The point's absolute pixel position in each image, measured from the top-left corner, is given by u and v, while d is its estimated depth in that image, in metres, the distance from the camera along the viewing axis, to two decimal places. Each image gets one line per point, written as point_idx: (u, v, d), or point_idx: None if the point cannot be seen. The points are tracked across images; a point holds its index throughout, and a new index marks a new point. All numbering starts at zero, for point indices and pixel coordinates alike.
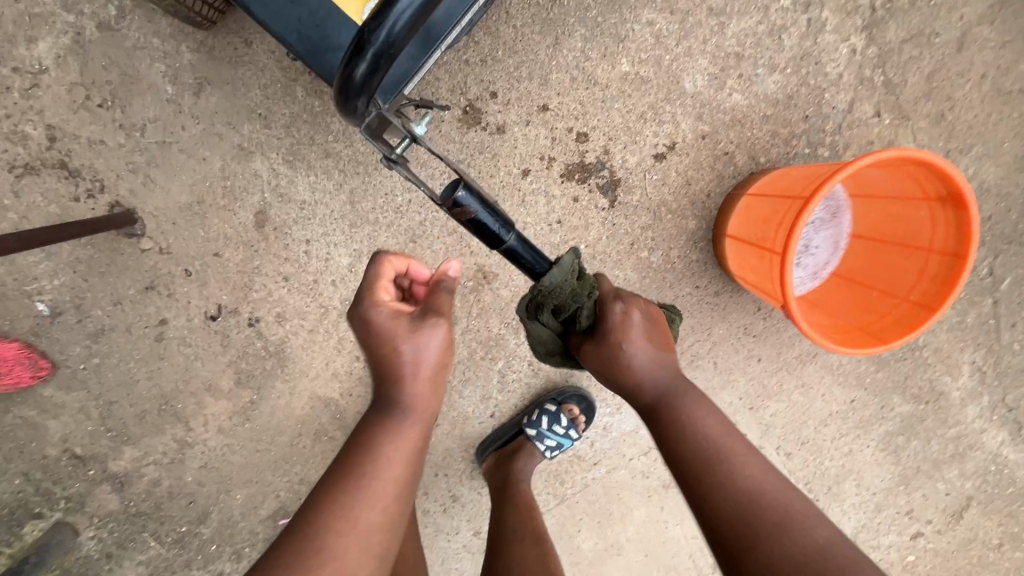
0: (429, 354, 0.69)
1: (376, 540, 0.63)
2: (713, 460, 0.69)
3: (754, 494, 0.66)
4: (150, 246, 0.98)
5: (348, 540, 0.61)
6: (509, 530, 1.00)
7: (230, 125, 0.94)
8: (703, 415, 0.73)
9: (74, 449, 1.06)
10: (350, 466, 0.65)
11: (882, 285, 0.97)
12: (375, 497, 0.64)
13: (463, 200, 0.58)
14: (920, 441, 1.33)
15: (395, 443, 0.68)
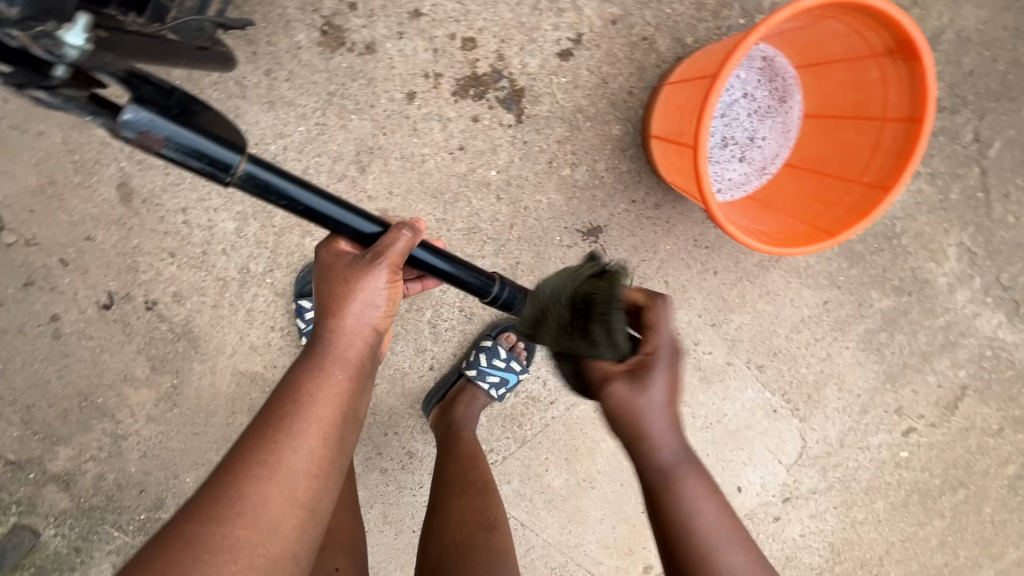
0: (375, 301, 0.59)
1: (302, 487, 0.52)
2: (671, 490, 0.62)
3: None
4: (15, 238, 0.89)
5: (271, 489, 0.51)
6: (449, 479, 0.93)
7: None
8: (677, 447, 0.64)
9: (9, 455, 1.04)
10: (277, 409, 0.55)
11: (832, 169, 0.84)
12: (304, 437, 0.54)
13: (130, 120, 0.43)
14: (906, 334, 1.22)
15: (326, 386, 0.57)
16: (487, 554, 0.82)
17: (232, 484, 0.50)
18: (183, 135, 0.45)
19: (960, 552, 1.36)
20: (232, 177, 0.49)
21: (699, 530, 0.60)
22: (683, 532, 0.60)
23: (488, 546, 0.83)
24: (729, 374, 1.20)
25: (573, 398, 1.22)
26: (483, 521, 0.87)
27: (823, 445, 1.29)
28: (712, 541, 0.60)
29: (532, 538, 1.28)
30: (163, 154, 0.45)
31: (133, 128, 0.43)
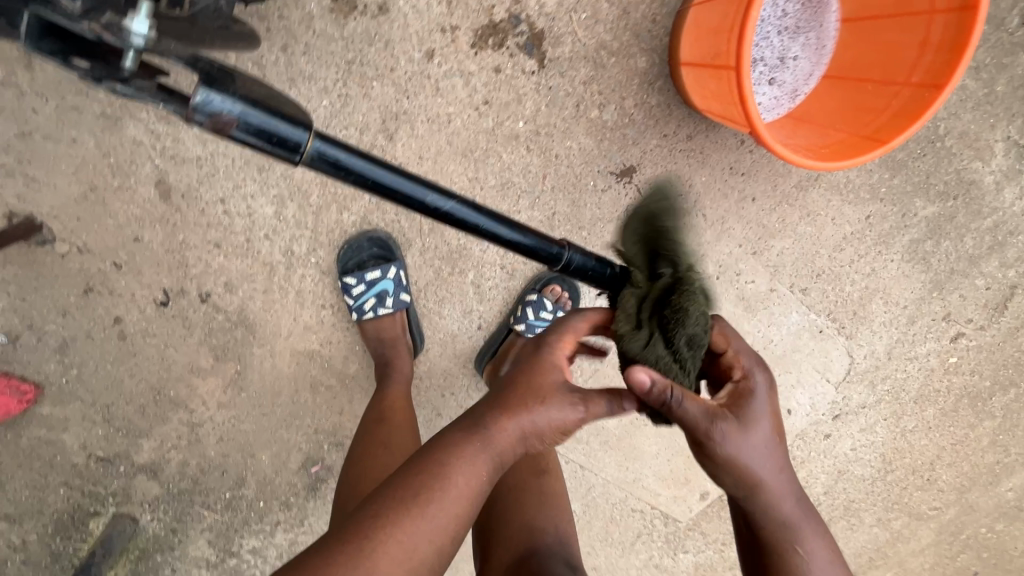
0: (555, 419, 0.60)
1: (443, 551, 0.57)
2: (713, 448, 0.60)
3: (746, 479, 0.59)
4: (67, 248, 0.91)
5: (399, 558, 0.54)
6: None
7: (83, 92, 0.82)
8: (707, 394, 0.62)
9: (98, 452, 1.11)
10: (434, 463, 0.58)
11: (876, 75, 0.80)
12: (432, 516, 0.56)
13: (202, 103, 0.41)
14: (953, 240, 1.20)
15: (468, 472, 0.58)
16: (539, 498, 0.76)
17: (380, 530, 0.54)
18: (256, 113, 0.43)
19: (1011, 449, 1.38)
20: (301, 157, 0.47)
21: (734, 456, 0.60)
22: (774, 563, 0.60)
23: (541, 490, 0.77)
24: (772, 300, 1.20)
25: None
26: (533, 467, 0.80)
27: (871, 359, 1.29)
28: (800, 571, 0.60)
29: (591, 477, 1.33)
30: (239, 135, 0.43)
31: (207, 111, 0.41)
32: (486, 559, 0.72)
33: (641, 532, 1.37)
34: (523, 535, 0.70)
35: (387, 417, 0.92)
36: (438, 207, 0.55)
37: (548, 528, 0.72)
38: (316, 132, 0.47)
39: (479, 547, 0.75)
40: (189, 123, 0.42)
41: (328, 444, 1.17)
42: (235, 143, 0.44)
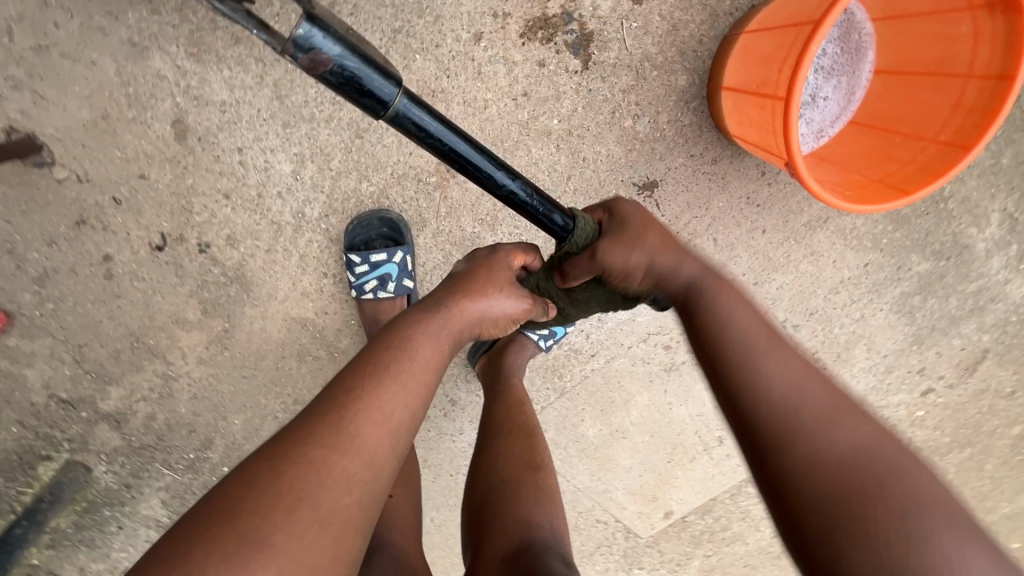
0: (494, 317, 0.70)
1: (401, 440, 0.58)
2: (789, 424, 0.52)
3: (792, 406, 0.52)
4: (66, 175, 0.86)
5: (379, 432, 0.55)
6: (498, 420, 0.86)
7: (112, 15, 0.78)
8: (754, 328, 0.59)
9: (60, 394, 1.05)
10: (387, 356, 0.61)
11: (906, 127, 0.83)
12: (396, 395, 0.58)
13: (307, 38, 0.40)
14: (939, 298, 1.25)
15: (422, 355, 0.63)
16: (535, 494, 0.75)
17: (344, 409, 0.55)
18: (353, 60, 0.42)
19: None
20: (385, 111, 0.46)
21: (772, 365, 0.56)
22: (755, 389, 0.54)
23: (536, 485, 0.76)
24: None
25: (613, 352, 1.22)
26: (529, 462, 0.80)
27: None
28: (787, 388, 0.54)
29: (562, 483, 1.33)
30: (330, 77, 0.43)
31: (307, 47, 0.40)
32: (479, 552, 0.69)
33: (602, 543, 1.38)
34: (518, 528, 0.69)
35: None
36: (501, 185, 0.56)
37: (544, 522, 0.71)
38: (405, 89, 0.46)
39: (469, 541, 0.73)
40: (284, 57, 0.41)
41: None
42: (322, 84, 0.43)
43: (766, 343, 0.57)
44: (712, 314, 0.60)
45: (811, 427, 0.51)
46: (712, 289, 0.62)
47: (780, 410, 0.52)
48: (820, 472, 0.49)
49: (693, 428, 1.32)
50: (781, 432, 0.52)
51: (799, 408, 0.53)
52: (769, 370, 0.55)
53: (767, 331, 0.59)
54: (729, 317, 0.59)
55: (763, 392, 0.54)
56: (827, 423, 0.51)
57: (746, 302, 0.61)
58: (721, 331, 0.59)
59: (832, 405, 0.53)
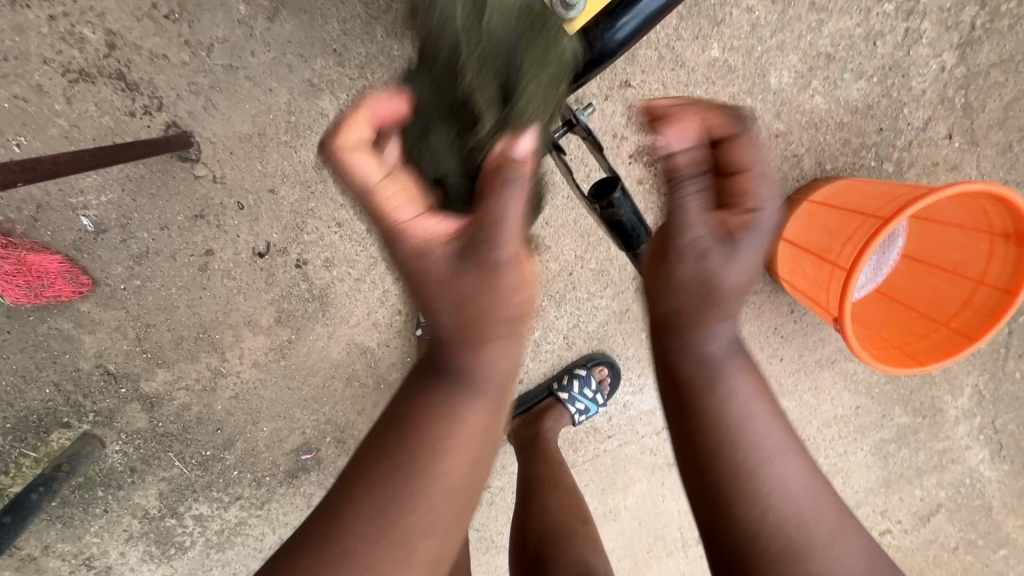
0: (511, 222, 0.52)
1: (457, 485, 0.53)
2: (795, 543, 0.54)
3: (797, 523, 0.54)
4: (204, 173, 0.94)
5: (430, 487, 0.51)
6: (543, 476, 1.00)
7: (301, 57, 0.89)
8: (754, 393, 0.58)
9: (108, 365, 1.06)
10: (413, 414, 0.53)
11: (923, 309, 1.00)
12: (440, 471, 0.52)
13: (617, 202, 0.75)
14: (910, 450, 1.40)
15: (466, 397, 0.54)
16: (587, 540, 0.88)
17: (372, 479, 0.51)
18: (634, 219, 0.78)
19: None
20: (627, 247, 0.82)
21: (774, 474, 0.55)
22: (759, 503, 0.54)
23: (588, 534, 0.89)
24: None
25: (627, 438, 1.31)
26: (583, 515, 0.94)
27: None
28: (796, 503, 0.55)
29: None
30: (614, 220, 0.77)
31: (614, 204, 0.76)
32: None
33: None
34: (579, 566, 0.81)
35: None
36: None
37: (598, 565, 0.83)
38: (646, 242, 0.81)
39: None
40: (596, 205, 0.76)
41: (330, 437, 1.18)
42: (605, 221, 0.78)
43: (784, 449, 0.57)
44: (718, 407, 0.57)
45: (809, 549, 0.54)
46: (727, 373, 0.57)
47: (788, 522, 0.54)
48: None
49: (677, 522, 1.38)
50: (789, 559, 0.53)
51: (805, 526, 0.55)
52: (775, 486, 0.55)
53: (781, 426, 0.58)
54: (743, 409, 0.57)
55: (772, 510, 0.54)
56: (819, 540, 0.55)
57: (757, 389, 0.58)
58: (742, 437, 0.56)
59: (831, 529, 0.56)
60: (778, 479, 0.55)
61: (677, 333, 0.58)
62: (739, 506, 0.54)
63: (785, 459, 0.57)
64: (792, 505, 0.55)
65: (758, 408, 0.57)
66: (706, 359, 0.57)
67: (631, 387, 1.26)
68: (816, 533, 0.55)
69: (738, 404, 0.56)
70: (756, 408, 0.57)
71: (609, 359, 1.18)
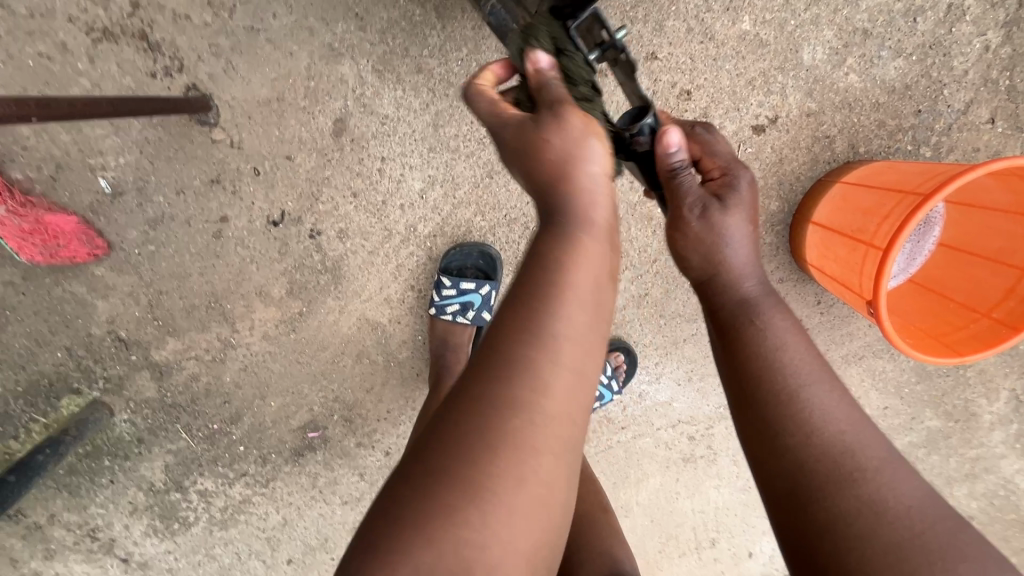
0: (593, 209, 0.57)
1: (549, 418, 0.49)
2: (846, 463, 0.53)
3: (849, 449, 0.54)
4: (222, 137, 0.94)
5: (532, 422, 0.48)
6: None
7: (323, 20, 0.88)
8: (797, 338, 0.63)
9: (119, 332, 1.06)
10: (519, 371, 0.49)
11: (961, 298, 0.95)
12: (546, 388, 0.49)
13: (647, 129, 0.64)
14: (940, 456, 1.34)
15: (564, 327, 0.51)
16: (611, 529, 0.82)
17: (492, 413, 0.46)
18: None
19: None
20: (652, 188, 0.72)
21: (817, 399, 0.58)
22: (805, 425, 0.56)
23: (609, 521, 0.83)
24: None
25: (641, 430, 1.26)
26: (600, 502, 0.86)
27: None
28: (840, 430, 0.55)
29: None
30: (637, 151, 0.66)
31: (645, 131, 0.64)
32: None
33: None
34: (605, 559, 0.74)
35: None
36: None
37: (625, 556, 0.77)
38: None
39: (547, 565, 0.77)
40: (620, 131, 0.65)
41: (339, 416, 1.16)
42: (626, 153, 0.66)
43: (823, 379, 0.59)
44: (761, 342, 0.62)
45: (860, 471, 0.52)
46: (764, 309, 0.65)
47: (837, 444, 0.54)
48: (883, 538, 0.48)
49: (691, 522, 1.33)
50: (836, 480, 0.52)
51: (854, 449, 0.54)
52: (818, 412, 0.57)
53: (819, 363, 0.61)
54: (778, 344, 0.62)
55: (815, 432, 0.55)
56: (869, 464, 0.53)
57: (802, 337, 0.63)
58: (778, 367, 0.60)
59: (883, 456, 0.53)
60: (825, 405, 0.57)
61: (705, 277, 0.69)
62: (788, 426, 0.56)
63: (833, 391, 0.59)
64: (843, 434, 0.55)
65: (802, 350, 0.62)
66: (744, 301, 0.66)
67: (648, 376, 1.22)
68: (868, 457, 0.53)
69: (785, 341, 0.62)
70: (799, 347, 0.62)
71: (624, 344, 1.16)
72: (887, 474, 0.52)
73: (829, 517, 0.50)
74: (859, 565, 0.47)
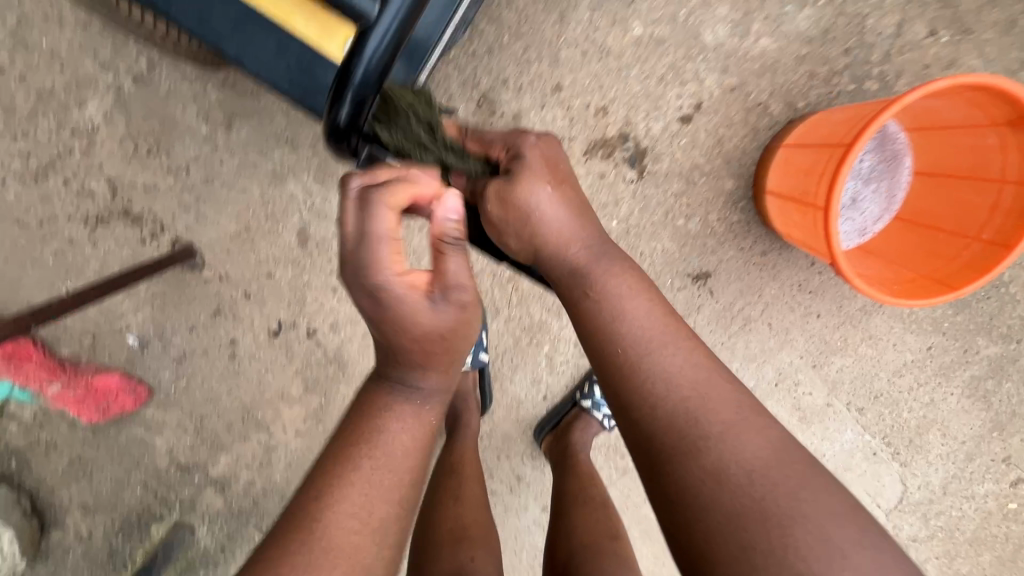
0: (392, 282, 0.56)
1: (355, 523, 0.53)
2: (693, 432, 0.53)
3: (694, 417, 0.54)
4: (211, 274, 1.06)
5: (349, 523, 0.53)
6: (570, 493, 0.98)
7: (262, 153, 1.00)
8: (620, 297, 0.63)
9: (180, 458, 1.20)
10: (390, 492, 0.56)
11: (949, 226, 0.89)
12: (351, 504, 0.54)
13: None
14: (1015, 383, 1.21)
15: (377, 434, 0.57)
16: (617, 558, 0.83)
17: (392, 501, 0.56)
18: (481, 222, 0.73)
19: None
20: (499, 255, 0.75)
21: (671, 361, 0.58)
22: (654, 390, 0.57)
23: (615, 550, 0.84)
24: (828, 416, 1.23)
25: None
26: (607, 531, 0.89)
27: (926, 492, 1.28)
28: (685, 396, 0.55)
29: None
30: (458, 232, 0.73)
31: None
32: None
33: None
34: None
35: (458, 469, 0.99)
36: None
37: None
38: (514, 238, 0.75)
39: None
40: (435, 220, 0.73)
41: None
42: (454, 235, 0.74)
43: (665, 343, 0.59)
44: (595, 305, 0.63)
45: (717, 434, 0.53)
46: (595, 276, 0.64)
47: (681, 415, 0.54)
48: (724, 510, 0.49)
49: None
50: (679, 449, 0.53)
51: (699, 413, 0.54)
52: (664, 377, 0.57)
53: (669, 328, 0.61)
54: (615, 313, 0.62)
55: (660, 403, 0.56)
56: (704, 418, 0.54)
57: (625, 288, 0.63)
58: (614, 341, 0.60)
59: (734, 415, 0.54)
60: (672, 368, 0.58)
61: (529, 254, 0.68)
62: (646, 399, 0.57)
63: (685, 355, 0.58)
64: (687, 391, 0.56)
65: (639, 312, 0.61)
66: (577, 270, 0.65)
67: None
68: (713, 417, 0.54)
69: (619, 306, 0.62)
70: (630, 311, 0.61)
71: None
72: (736, 434, 0.53)
73: (671, 489, 0.52)
74: (705, 534, 0.49)
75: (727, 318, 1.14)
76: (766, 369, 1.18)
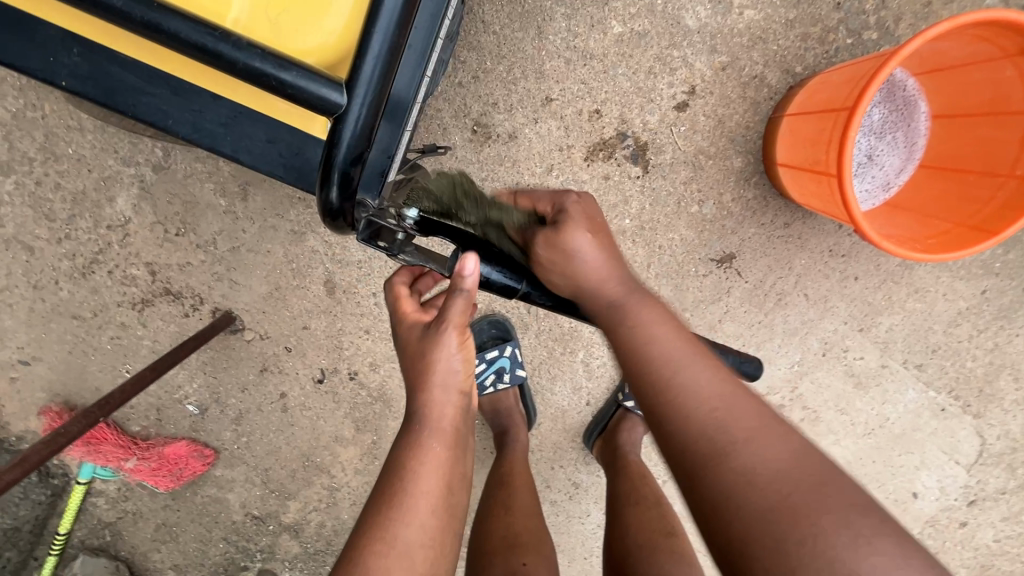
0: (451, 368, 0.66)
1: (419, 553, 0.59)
2: (787, 521, 0.46)
3: (787, 504, 0.47)
4: (252, 335, 1.12)
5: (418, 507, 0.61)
6: (622, 493, 0.99)
7: (279, 215, 1.05)
8: (694, 365, 0.60)
9: (253, 511, 1.25)
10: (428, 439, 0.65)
11: (976, 166, 0.84)
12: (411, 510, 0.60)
13: (467, 267, 0.65)
14: None
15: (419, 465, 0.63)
16: (675, 556, 0.83)
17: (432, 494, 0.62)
18: (497, 271, 0.66)
19: None
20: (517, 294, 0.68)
21: (752, 435, 0.53)
22: (728, 470, 0.51)
23: (672, 548, 0.84)
24: (885, 377, 1.17)
25: None
26: (662, 529, 0.88)
27: (1007, 441, 1.19)
28: (773, 471, 0.50)
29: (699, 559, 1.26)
30: (478, 284, 0.66)
31: (466, 271, 0.65)
32: None
33: None
34: None
35: (509, 483, 1.01)
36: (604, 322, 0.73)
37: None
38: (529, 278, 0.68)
39: None
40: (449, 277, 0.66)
41: None
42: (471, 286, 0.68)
43: (751, 416, 0.55)
44: (666, 375, 0.60)
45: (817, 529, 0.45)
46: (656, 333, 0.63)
47: (767, 494, 0.48)
48: None
49: None
50: (770, 539, 0.46)
51: (789, 495, 0.48)
52: (750, 458, 0.51)
53: (690, 346, 0.62)
54: (692, 382, 0.58)
55: (737, 475, 0.51)
56: (804, 509, 0.47)
57: (697, 357, 0.60)
58: (681, 413, 0.57)
59: (844, 510, 0.47)
60: (756, 444, 0.52)
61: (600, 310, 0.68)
62: (718, 473, 0.52)
63: (765, 429, 0.53)
64: (780, 472, 0.50)
65: (704, 379, 0.58)
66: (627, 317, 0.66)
67: None
68: (818, 512, 0.46)
69: (686, 372, 0.59)
70: (705, 379, 0.58)
71: None
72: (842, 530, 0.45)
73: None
74: None
75: (760, 296, 1.10)
76: (810, 341, 1.14)
